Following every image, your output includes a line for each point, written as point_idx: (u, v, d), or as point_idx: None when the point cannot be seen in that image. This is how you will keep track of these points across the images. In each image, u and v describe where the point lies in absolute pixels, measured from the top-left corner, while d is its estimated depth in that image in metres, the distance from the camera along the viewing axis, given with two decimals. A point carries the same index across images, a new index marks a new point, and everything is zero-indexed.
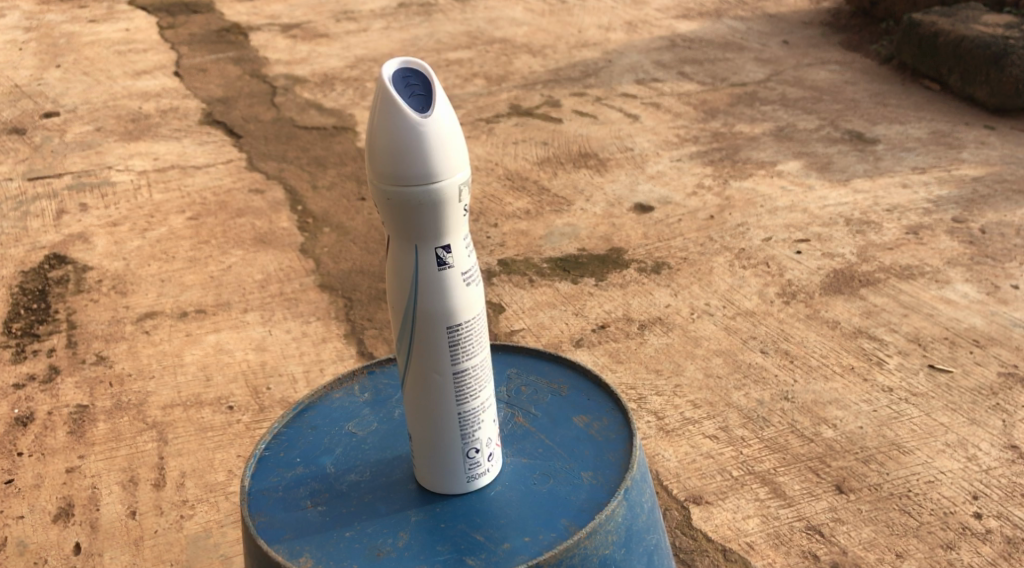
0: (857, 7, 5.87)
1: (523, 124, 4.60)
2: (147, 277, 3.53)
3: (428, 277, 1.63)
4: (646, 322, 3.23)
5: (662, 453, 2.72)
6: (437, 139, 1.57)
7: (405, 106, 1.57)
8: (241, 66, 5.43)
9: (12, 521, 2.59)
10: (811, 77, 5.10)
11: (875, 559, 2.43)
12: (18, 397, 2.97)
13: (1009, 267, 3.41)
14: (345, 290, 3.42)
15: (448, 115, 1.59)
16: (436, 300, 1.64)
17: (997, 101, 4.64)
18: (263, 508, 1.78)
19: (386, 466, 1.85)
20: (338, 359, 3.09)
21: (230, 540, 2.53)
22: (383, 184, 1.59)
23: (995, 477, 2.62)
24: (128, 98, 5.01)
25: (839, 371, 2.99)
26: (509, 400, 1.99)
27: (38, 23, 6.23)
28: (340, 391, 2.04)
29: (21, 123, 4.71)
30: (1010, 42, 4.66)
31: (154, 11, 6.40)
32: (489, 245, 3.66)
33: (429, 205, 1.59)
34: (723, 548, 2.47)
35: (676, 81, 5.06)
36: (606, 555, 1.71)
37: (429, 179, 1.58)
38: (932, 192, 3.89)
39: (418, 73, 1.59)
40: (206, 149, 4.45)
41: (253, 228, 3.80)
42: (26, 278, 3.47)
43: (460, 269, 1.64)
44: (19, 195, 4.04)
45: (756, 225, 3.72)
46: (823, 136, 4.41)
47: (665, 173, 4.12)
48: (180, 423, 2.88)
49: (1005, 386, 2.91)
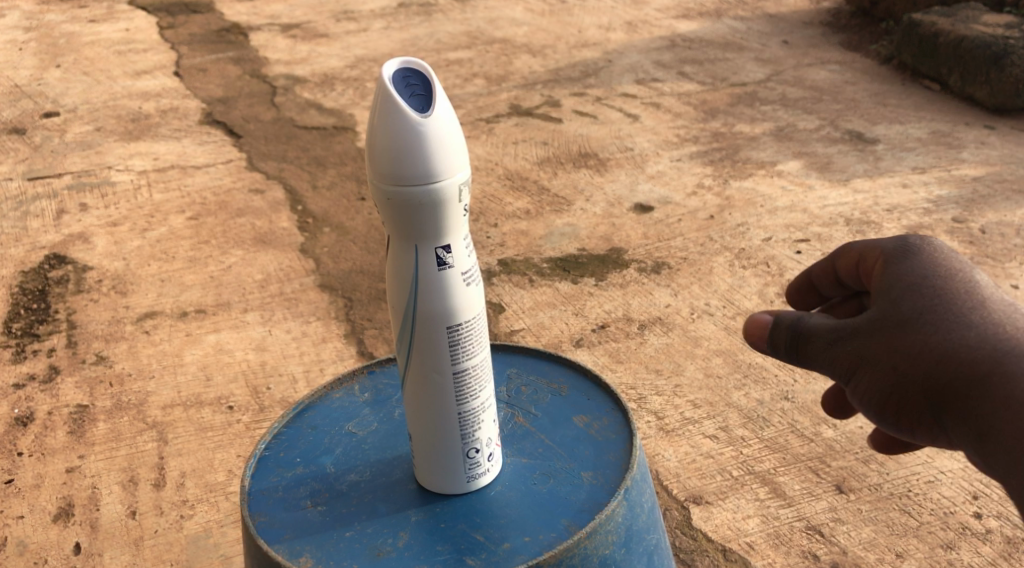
0: (858, 7, 5.87)
1: (523, 124, 4.59)
2: (147, 276, 3.52)
3: (428, 278, 1.63)
4: (646, 322, 3.23)
5: (662, 453, 2.72)
6: (437, 140, 1.56)
7: (405, 106, 1.56)
8: (241, 66, 5.42)
9: (12, 521, 2.59)
10: (811, 77, 5.10)
11: (875, 559, 2.43)
12: (18, 397, 2.96)
13: (1009, 267, 3.41)
14: (346, 290, 3.42)
15: (449, 116, 1.59)
16: (436, 299, 1.64)
17: (996, 101, 4.64)
18: (263, 508, 1.78)
19: (386, 466, 1.85)
20: (338, 358, 3.09)
21: (230, 541, 2.53)
22: (383, 183, 1.59)
23: None
24: (128, 98, 5.01)
25: None
26: (509, 400, 1.99)
27: (38, 23, 6.23)
28: (340, 391, 2.04)
29: (21, 123, 4.71)
30: (1010, 43, 4.67)
31: (154, 11, 6.40)
32: (489, 245, 3.66)
33: (429, 205, 1.59)
34: (723, 548, 2.46)
35: (677, 81, 5.06)
36: (606, 555, 1.71)
37: (429, 179, 1.57)
38: (932, 192, 3.89)
39: (417, 72, 1.59)
40: (206, 149, 4.45)
41: (253, 228, 3.80)
42: (26, 278, 3.47)
43: (460, 269, 1.65)
44: (18, 195, 4.03)
45: (757, 225, 3.72)
46: (822, 136, 4.41)
47: (665, 173, 4.12)
48: (180, 422, 2.88)
49: None
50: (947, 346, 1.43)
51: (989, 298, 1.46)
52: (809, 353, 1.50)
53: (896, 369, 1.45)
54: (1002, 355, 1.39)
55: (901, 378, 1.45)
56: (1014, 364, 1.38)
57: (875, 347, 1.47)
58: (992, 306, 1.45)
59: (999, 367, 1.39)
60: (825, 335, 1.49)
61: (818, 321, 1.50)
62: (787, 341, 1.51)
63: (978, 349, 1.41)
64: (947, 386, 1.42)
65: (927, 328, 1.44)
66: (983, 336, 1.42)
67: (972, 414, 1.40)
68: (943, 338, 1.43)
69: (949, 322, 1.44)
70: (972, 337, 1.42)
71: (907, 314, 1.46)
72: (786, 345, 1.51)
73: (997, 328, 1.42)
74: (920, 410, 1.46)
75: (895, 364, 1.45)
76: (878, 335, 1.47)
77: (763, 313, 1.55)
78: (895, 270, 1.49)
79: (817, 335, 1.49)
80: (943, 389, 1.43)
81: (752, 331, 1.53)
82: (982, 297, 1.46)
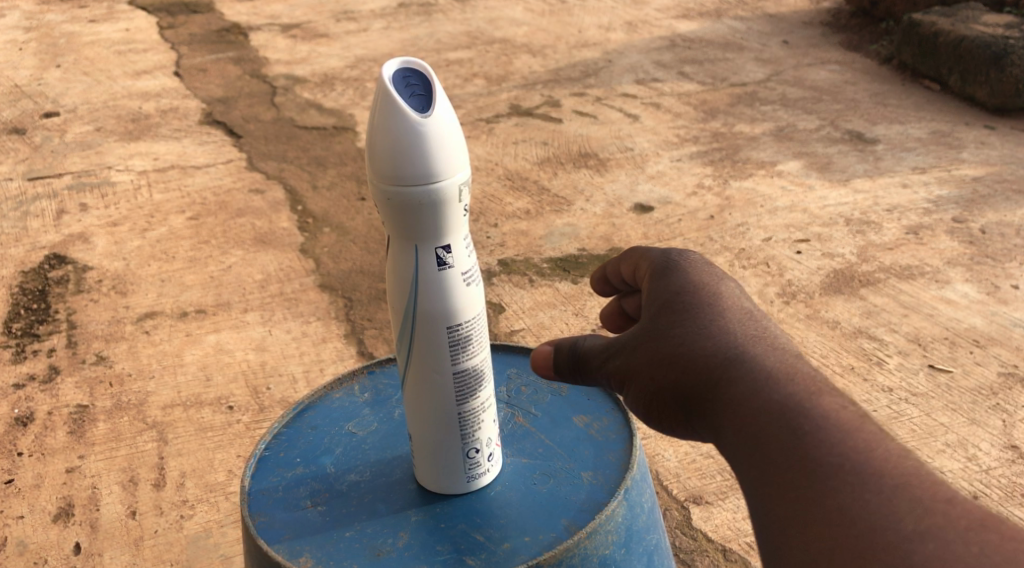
0: (858, 7, 5.87)
1: (524, 124, 4.59)
2: (147, 277, 3.52)
3: (428, 278, 1.63)
4: None
5: (662, 453, 2.72)
6: (437, 139, 1.56)
7: (405, 106, 1.56)
8: (241, 66, 5.42)
9: (12, 521, 2.59)
10: (811, 77, 5.10)
11: None
12: (18, 397, 2.96)
13: (1009, 267, 3.41)
14: (346, 290, 3.42)
15: (449, 117, 1.59)
16: (436, 300, 1.64)
17: (996, 101, 4.64)
18: (263, 508, 1.78)
19: (386, 466, 1.85)
20: (338, 359, 3.10)
21: (230, 541, 2.53)
22: (383, 184, 1.59)
23: (995, 477, 2.63)
24: (128, 98, 5.01)
25: (839, 371, 2.99)
26: (509, 400, 1.99)
27: (38, 23, 6.23)
28: (340, 391, 2.04)
29: (21, 123, 4.71)
30: (1010, 43, 4.67)
31: (154, 11, 6.40)
32: (489, 245, 3.66)
33: (429, 205, 1.59)
34: (723, 548, 2.46)
35: (677, 81, 5.06)
36: (606, 555, 1.71)
37: (429, 179, 1.57)
38: (932, 192, 3.90)
39: (417, 73, 1.59)
40: (206, 149, 4.45)
41: (253, 228, 3.80)
42: (26, 279, 3.47)
43: (460, 269, 1.65)
44: (18, 195, 4.03)
45: (756, 225, 3.72)
46: (822, 136, 4.41)
47: (665, 173, 4.12)
48: (180, 422, 2.88)
49: (1005, 386, 2.91)
50: (691, 352, 1.45)
51: (738, 307, 1.50)
52: (586, 372, 1.56)
53: (653, 380, 1.48)
54: (737, 360, 1.42)
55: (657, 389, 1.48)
56: (746, 369, 1.40)
57: (636, 361, 1.50)
58: (741, 316, 1.48)
59: (734, 370, 1.41)
60: (595, 353, 1.55)
61: (593, 342, 1.56)
62: (569, 364, 1.58)
63: (713, 356, 1.43)
64: (691, 392, 1.44)
65: (675, 336, 1.47)
66: (723, 341, 1.44)
67: (712, 419, 1.42)
68: (689, 345, 1.46)
69: (697, 331, 1.46)
70: (714, 342, 1.45)
71: (662, 327, 1.49)
72: (568, 369, 1.58)
73: (738, 336, 1.45)
74: (676, 418, 1.47)
75: (651, 373, 1.48)
76: (637, 347, 1.50)
77: (545, 344, 1.63)
78: (656, 286, 1.53)
79: (591, 356, 1.55)
80: (690, 396, 1.44)
81: (538, 363, 1.61)
82: (733, 307, 1.49)
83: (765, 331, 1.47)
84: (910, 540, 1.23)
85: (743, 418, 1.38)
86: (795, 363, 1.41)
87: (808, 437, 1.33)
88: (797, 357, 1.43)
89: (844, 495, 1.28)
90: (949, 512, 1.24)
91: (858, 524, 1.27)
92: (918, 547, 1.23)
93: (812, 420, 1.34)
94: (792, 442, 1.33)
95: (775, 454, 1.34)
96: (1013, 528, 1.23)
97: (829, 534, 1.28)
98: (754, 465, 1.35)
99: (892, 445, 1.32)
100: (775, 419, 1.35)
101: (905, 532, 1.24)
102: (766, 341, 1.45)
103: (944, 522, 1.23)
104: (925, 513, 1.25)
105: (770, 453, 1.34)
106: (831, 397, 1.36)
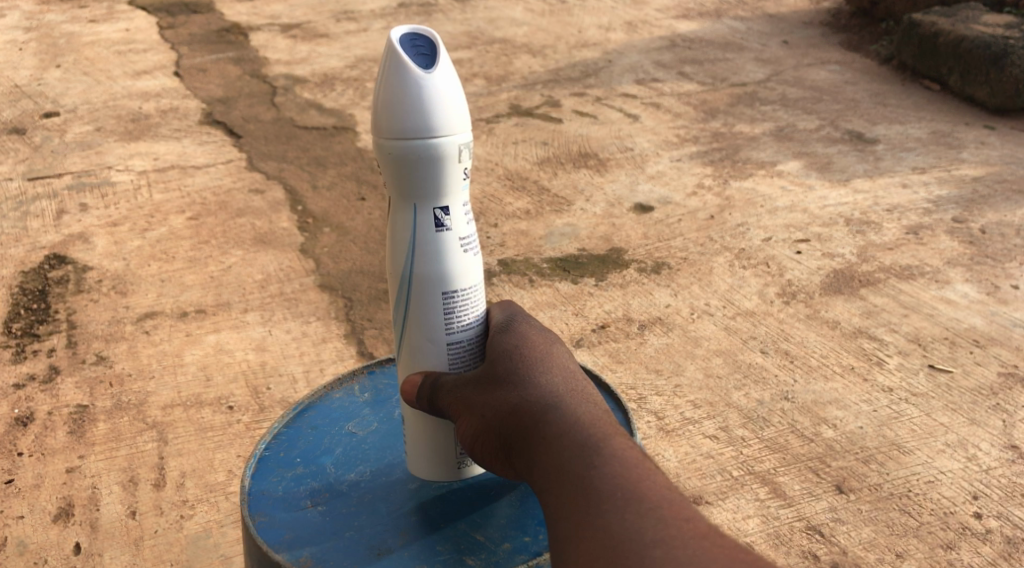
0: (857, 7, 5.87)
1: (523, 124, 4.59)
2: (147, 277, 3.52)
3: (426, 239, 1.65)
4: (646, 322, 3.23)
5: (662, 453, 2.72)
6: (438, 97, 1.58)
7: (409, 63, 1.58)
8: (241, 66, 5.43)
9: (12, 521, 2.58)
10: (811, 77, 5.10)
11: (875, 559, 2.43)
12: (18, 397, 2.96)
13: (1009, 267, 3.41)
14: (345, 290, 3.42)
15: (452, 76, 1.60)
16: (432, 262, 1.65)
17: (996, 101, 4.65)
18: (263, 508, 1.78)
19: (386, 467, 1.86)
20: (338, 359, 3.10)
21: (230, 541, 2.54)
22: (384, 138, 1.60)
23: (995, 477, 2.63)
24: (127, 98, 5.01)
25: (839, 371, 2.99)
26: None
27: (38, 23, 6.23)
28: (340, 391, 2.04)
29: (21, 123, 4.71)
30: (1010, 42, 4.67)
31: (154, 11, 6.40)
32: (489, 245, 3.65)
33: (429, 162, 1.60)
34: None
35: (676, 81, 5.06)
36: None
37: (429, 136, 1.59)
38: (932, 192, 3.90)
39: (425, 35, 1.61)
40: (206, 149, 4.45)
41: (253, 228, 3.80)
42: (26, 279, 3.47)
43: (458, 233, 1.66)
44: (18, 195, 4.03)
45: (756, 225, 3.72)
46: (822, 136, 4.41)
47: (665, 173, 4.12)
48: (180, 422, 2.88)
49: (1005, 385, 2.91)
50: (517, 398, 1.61)
51: (567, 368, 1.67)
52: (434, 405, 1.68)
53: (484, 418, 1.62)
54: (551, 406, 1.58)
55: (486, 424, 1.62)
56: (557, 413, 1.56)
57: (474, 399, 1.64)
58: (566, 377, 1.65)
59: (547, 414, 1.57)
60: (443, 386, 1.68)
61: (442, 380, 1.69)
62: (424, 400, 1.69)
63: (535, 402, 1.59)
64: (511, 431, 1.59)
65: (508, 382, 1.63)
66: (544, 391, 1.61)
67: (524, 454, 1.56)
68: (517, 392, 1.62)
69: (527, 381, 1.63)
70: (537, 391, 1.61)
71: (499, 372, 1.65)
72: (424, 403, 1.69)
73: (560, 390, 1.62)
74: (501, 454, 1.61)
75: (483, 411, 1.63)
76: (475, 388, 1.65)
77: (415, 373, 1.73)
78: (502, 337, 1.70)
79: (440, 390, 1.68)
80: (510, 433, 1.59)
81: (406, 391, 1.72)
82: (560, 368, 1.66)
83: (584, 390, 1.64)
84: (647, 548, 1.37)
85: (547, 450, 1.53)
86: (600, 415, 1.58)
87: (592, 467, 1.47)
88: (604, 413, 1.59)
89: (610, 512, 1.42)
90: (684, 527, 1.39)
91: (619, 538, 1.39)
92: (654, 553, 1.36)
93: (602, 455, 1.49)
94: (581, 471, 1.47)
95: (567, 481, 1.48)
96: (736, 544, 1.38)
97: (589, 543, 1.41)
98: (550, 492, 1.49)
99: (658, 478, 1.47)
100: (572, 452, 1.50)
101: (644, 541, 1.38)
102: (582, 397, 1.62)
103: (677, 535, 1.38)
104: (665, 526, 1.39)
105: (563, 480, 1.48)
106: (621, 440, 1.52)
